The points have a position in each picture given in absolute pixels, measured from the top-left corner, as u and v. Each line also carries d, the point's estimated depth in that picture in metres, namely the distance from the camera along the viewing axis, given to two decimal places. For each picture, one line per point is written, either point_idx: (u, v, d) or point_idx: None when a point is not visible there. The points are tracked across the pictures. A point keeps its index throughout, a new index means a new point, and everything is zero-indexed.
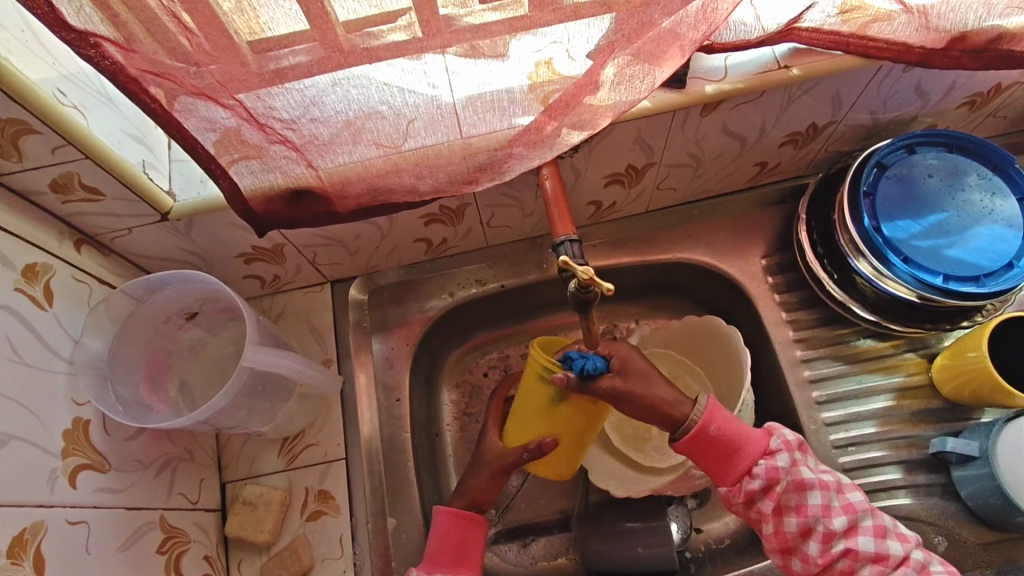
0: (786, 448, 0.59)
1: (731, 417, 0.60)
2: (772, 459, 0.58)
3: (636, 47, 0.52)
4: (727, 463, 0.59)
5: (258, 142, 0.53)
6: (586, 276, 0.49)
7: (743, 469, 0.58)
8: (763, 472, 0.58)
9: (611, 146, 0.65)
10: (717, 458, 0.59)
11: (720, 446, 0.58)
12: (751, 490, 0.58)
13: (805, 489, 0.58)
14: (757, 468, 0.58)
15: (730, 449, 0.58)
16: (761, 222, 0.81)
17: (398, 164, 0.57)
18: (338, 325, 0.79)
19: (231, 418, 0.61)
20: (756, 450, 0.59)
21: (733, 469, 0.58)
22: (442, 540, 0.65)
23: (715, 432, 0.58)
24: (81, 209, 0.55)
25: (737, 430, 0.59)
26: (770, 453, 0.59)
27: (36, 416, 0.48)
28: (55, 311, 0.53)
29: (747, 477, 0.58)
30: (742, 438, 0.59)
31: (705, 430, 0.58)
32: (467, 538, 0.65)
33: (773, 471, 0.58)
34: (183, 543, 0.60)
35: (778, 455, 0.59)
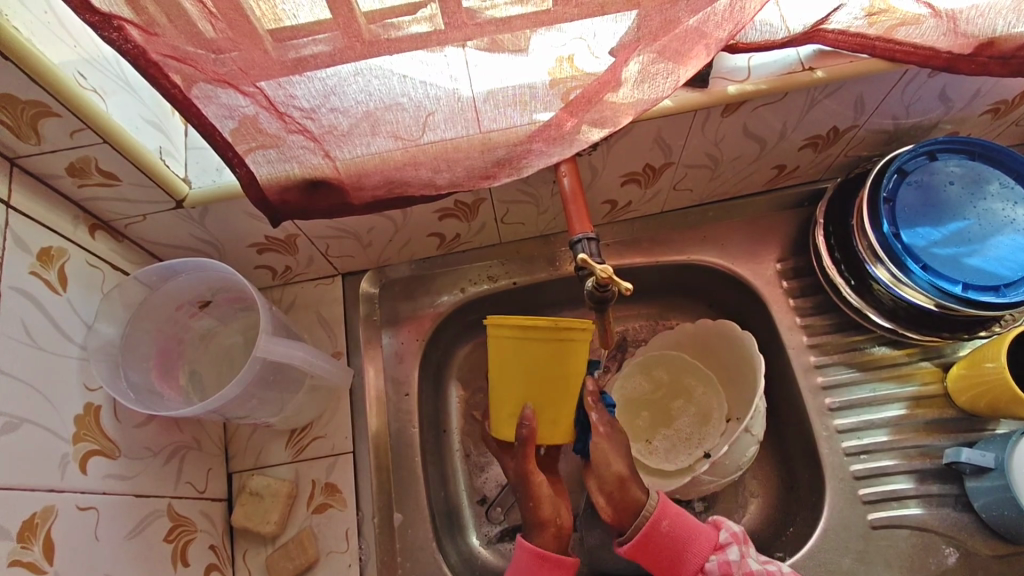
0: (735, 541, 0.61)
1: (683, 512, 0.63)
2: (723, 553, 0.60)
3: (662, 44, 0.51)
4: (680, 557, 0.60)
5: (276, 130, 0.52)
6: (605, 274, 0.49)
7: (696, 564, 0.60)
8: (715, 567, 0.59)
9: (629, 146, 0.64)
10: (668, 558, 0.61)
11: (672, 541, 0.61)
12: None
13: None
14: (709, 563, 0.60)
15: (681, 545, 0.61)
16: (776, 225, 0.80)
17: (416, 157, 0.56)
18: (348, 317, 0.79)
19: (241, 408, 0.61)
20: (706, 545, 0.60)
21: (686, 566, 0.60)
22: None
23: (666, 526, 0.61)
24: (95, 194, 0.55)
25: (686, 522, 0.62)
26: (719, 547, 0.61)
27: (49, 400, 0.48)
28: (69, 295, 0.53)
29: (701, 574, 0.60)
30: (693, 532, 0.61)
31: (656, 526, 0.61)
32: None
33: (724, 565, 0.59)
34: (190, 532, 0.60)
35: (728, 548, 0.60)
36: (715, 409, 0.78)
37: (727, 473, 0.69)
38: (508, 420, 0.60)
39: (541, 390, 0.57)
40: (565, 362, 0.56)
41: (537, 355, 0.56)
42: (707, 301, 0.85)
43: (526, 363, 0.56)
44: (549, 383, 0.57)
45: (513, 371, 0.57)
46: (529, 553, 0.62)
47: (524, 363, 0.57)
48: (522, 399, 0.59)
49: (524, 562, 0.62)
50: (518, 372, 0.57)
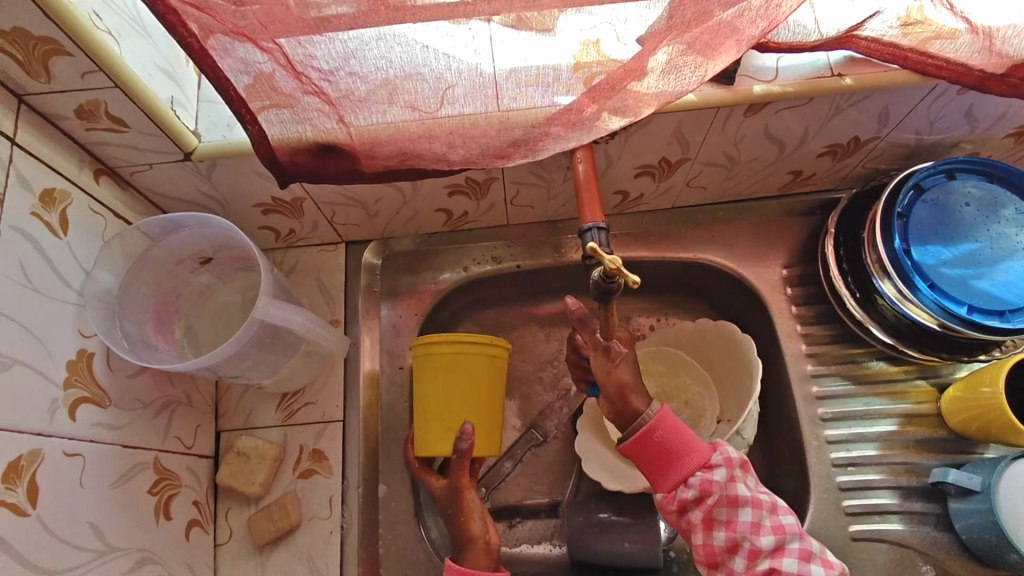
0: (726, 464, 0.57)
1: (682, 426, 0.58)
2: (709, 471, 0.56)
3: (692, 36, 0.51)
4: (668, 467, 0.57)
5: (291, 90, 0.51)
6: (614, 265, 0.47)
7: (680, 476, 0.57)
8: (698, 483, 0.56)
9: (648, 138, 0.63)
10: (657, 463, 0.58)
11: (663, 451, 0.57)
12: (684, 499, 0.56)
13: (737, 505, 0.55)
14: (693, 478, 0.56)
15: (673, 456, 0.57)
16: (786, 231, 0.80)
17: (432, 130, 0.55)
18: (349, 286, 0.78)
19: (234, 367, 0.61)
20: (696, 461, 0.57)
21: (671, 475, 0.57)
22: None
23: (659, 437, 0.57)
24: (103, 139, 0.54)
25: (683, 436, 0.58)
26: (708, 467, 0.57)
27: (42, 343, 0.47)
28: (69, 240, 0.51)
29: (683, 485, 0.56)
30: (687, 447, 0.57)
31: (650, 433, 0.57)
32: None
33: (707, 483, 0.56)
34: (174, 487, 0.60)
35: (717, 469, 0.56)
36: (706, 411, 0.78)
37: None
38: (446, 436, 0.64)
39: (471, 404, 0.64)
40: (485, 376, 0.65)
41: (464, 373, 0.64)
42: (709, 301, 0.85)
43: (451, 378, 0.64)
44: (475, 395, 0.65)
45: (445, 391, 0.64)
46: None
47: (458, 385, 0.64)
48: (456, 417, 0.64)
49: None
50: (443, 395, 0.64)
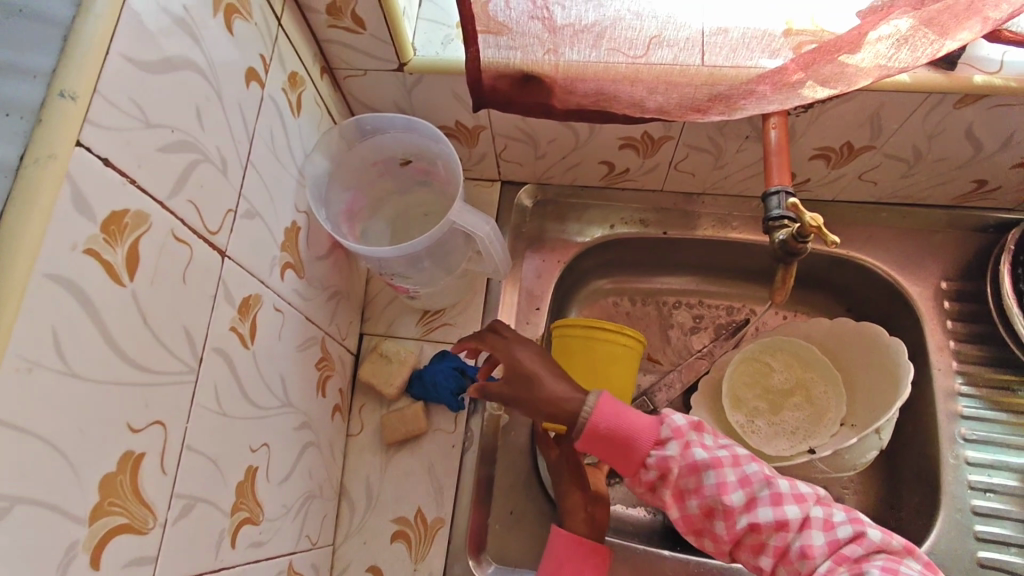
0: (676, 437, 0.55)
1: (622, 408, 0.56)
2: (662, 450, 0.55)
3: (923, 12, 0.51)
4: (622, 455, 0.55)
5: (520, 13, 0.55)
6: (814, 224, 0.51)
7: (640, 460, 0.55)
8: (654, 463, 0.54)
9: (841, 118, 0.62)
10: (614, 454, 0.55)
11: (612, 443, 0.55)
12: (648, 481, 0.55)
13: (700, 471, 0.54)
14: (648, 459, 0.55)
15: (623, 445, 0.55)
16: (950, 245, 0.77)
17: (638, 73, 0.57)
18: (498, 224, 0.81)
19: (405, 269, 0.65)
20: (642, 443, 0.55)
21: (629, 462, 0.55)
22: (560, 564, 0.62)
23: (602, 430, 0.55)
24: (336, 37, 0.58)
25: (627, 421, 0.55)
26: (659, 443, 0.55)
27: (274, 206, 0.51)
28: (299, 122, 0.56)
29: (642, 468, 0.55)
30: (631, 432, 0.55)
31: (593, 428, 0.55)
32: (588, 568, 0.62)
33: (664, 461, 0.54)
34: (329, 369, 0.65)
35: (668, 444, 0.55)
36: (832, 413, 0.76)
37: (839, 468, 0.69)
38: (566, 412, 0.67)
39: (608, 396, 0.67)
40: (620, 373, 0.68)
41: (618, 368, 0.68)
42: (849, 303, 0.83)
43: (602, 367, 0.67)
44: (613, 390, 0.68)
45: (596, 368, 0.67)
46: (566, 538, 0.63)
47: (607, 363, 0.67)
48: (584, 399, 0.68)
49: (563, 548, 0.63)
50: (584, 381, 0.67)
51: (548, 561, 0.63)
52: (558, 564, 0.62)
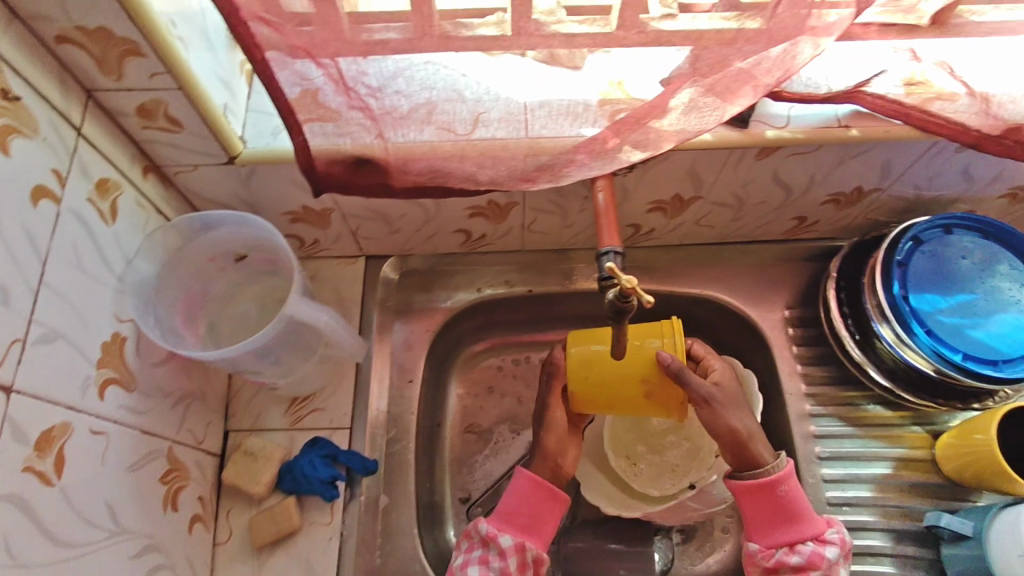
0: (840, 544, 0.61)
1: (802, 491, 0.63)
2: (822, 546, 0.61)
3: (710, 81, 0.54)
4: (778, 525, 0.62)
5: (337, 104, 0.55)
6: (629, 285, 0.50)
7: (787, 541, 0.62)
8: (807, 552, 0.61)
9: (664, 174, 0.67)
10: (770, 519, 0.63)
11: (783, 511, 0.62)
12: (782, 561, 0.61)
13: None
14: (802, 546, 0.61)
15: (792, 519, 0.62)
16: (789, 275, 0.83)
17: (464, 151, 0.58)
18: (365, 299, 0.81)
19: (252, 363, 0.63)
20: (808, 531, 0.62)
21: (777, 536, 0.62)
22: (519, 500, 0.66)
23: (781, 493, 0.62)
24: (155, 138, 0.57)
25: (802, 504, 0.62)
26: (821, 540, 0.61)
27: (83, 321, 0.49)
28: (116, 228, 0.54)
29: (788, 549, 0.61)
30: (804, 513, 0.62)
31: (775, 488, 0.62)
32: (542, 509, 0.66)
33: (817, 555, 0.60)
34: (183, 479, 0.62)
35: (829, 545, 0.61)
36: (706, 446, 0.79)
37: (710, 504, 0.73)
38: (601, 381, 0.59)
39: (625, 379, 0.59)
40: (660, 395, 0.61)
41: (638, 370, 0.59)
42: (712, 338, 0.87)
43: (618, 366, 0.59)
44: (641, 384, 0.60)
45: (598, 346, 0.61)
46: (528, 480, 0.67)
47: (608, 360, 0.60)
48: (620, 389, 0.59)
49: (523, 487, 0.67)
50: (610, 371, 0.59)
51: (508, 498, 0.67)
52: (513, 503, 0.66)
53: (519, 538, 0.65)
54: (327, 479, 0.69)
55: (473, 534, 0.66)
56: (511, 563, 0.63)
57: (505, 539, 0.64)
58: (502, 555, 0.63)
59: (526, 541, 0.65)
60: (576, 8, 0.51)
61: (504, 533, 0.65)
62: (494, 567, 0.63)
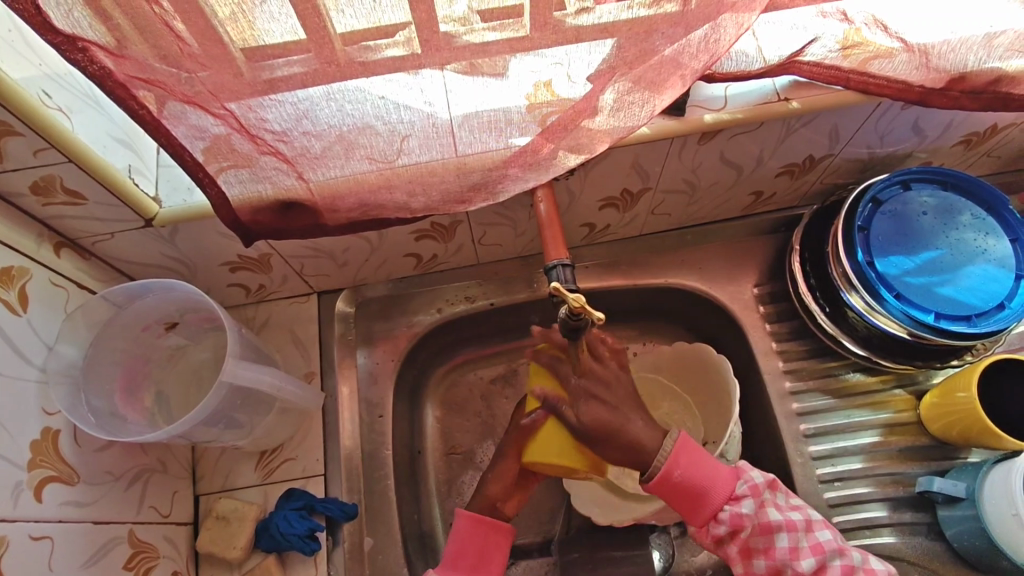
0: (752, 494, 0.59)
1: (696, 458, 0.59)
2: (736, 506, 0.58)
3: (637, 73, 0.50)
4: (693, 508, 0.58)
5: (248, 151, 0.51)
6: (577, 303, 0.46)
7: (709, 514, 0.58)
8: (728, 518, 0.58)
9: (607, 171, 0.64)
10: (683, 503, 0.59)
11: (686, 491, 0.58)
12: (718, 533, 0.59)
13: (772, 531, 0.58)
14: (723, 514, 0.58)
15: (697, 494, 0.58)
16: (755, 250, 0.81)
17: (390, 180, 0.55)
18: (323, 336, 0.77)
19: (205, 432, 0.60)
20: (721, 495, 0.58)
21: (700, 514, 0.58)
22: (462, 545, 0.63)
23: (680, 477, 0.58)
24: (62, 213, 0.54)
25: (702, 474, 0.58)
26: (736, 498, 0.59)
27: (5, 426, 0.48)
28: (29, 316, 0.52)
29: (714, 521, 0.59)
30: (707, 484, 0.58)
31: (669, 478, 0.58)
32: (488, 547, 0.63)
33: (737, 517, 0.58)
34: (152, 559, 0.59)
35: (744, 501, 0.59)
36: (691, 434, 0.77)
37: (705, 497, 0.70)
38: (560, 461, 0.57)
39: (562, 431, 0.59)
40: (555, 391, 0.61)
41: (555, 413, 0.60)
42: (686, 323, 0.85)
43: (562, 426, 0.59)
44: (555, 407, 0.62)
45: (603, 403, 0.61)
46: (467, 520, 0.64)
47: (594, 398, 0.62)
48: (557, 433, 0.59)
49: (464, 531, 0.64)
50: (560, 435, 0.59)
51: (451, 547, 0.64)
52: (458, 547, 0.63)
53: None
54: (306, 533, 0.65)
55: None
56: None
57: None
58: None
59: None
60: (489, 12, 0.44)
61: None
62: None
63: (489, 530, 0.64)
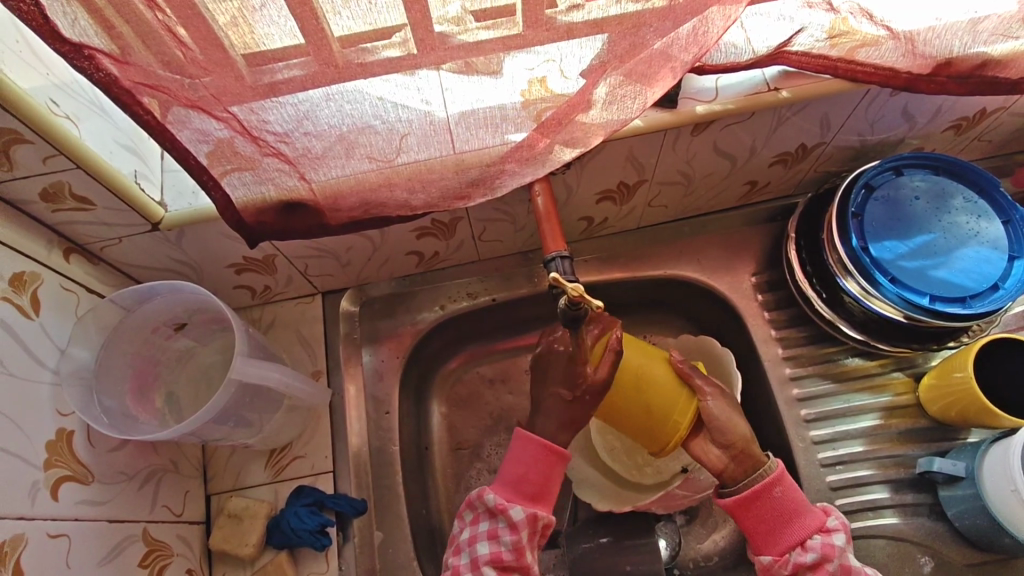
0: (842, 529, 0.59)
1: (796, 488, 0.61)
2: (828, 536, 0.58)
3: (628, 67, 0.52)
4: (782, 527, 0.59)
5: (251, 153, 0.53)
6: (576, 293, 0.47)
7: (797, 540, 0.58)
8: (817, 546, 0.57)
9: (603, 164, 0.65)
10: (772, 522, 0.59)
11: (782, 509, 0.59)
12: (799, 563, 0.57)
13: (852, 574, 0.57)
14: (812, 541, 0.58)
15: (790, 515, 0.59)
16: (751, 239, 0.82)
17: (391, 178, 0.56)
18: (329, 336, 0.79)
19: (216, 430, 0.61)
20: (812, 524, 0.59)
21: (787, 539, 0.59)
22: (526, 469, 0.61)
23: (778, 494, 0.59)
24: (71, 219, 0.55)
25: (799, 500, 0.60)
26: (826, 531, 0.59)
27: (20, 426, 0.49)
28: (42, 320, 0.54)
29: (799, 549, 0.58)
30: (801, 511, 0.59)
31: (771, 489, 0.59)
32: (552, 475, 0.61)
33: (827, 547, 0.57)
34: (166, 556, 0.60)
35: (835, 533, 0.58)
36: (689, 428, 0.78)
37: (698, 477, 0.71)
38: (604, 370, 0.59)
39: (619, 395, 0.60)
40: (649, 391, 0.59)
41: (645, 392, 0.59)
42: (686, 314, 0.86)
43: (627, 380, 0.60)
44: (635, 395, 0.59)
45: (660, 420, 0.58)
46: (538, 446, 0.61)
47: (661, 392, 0.58)
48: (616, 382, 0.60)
49: (530, 455, 0.61)
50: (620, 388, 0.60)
51: (512, 467, 0.61)
52: (522, 471, 0.61)
53: (531, 508, 0.60)
54: (316, 528, 0.66)
55: (478, 505, 0.62)
56: (523, 537, 0.59)
57: (516, 512, 0.59)
58: (514, 529, 0.59)
59: (537, 510, 0.60)
60: (482, 12, 0.45)
61: (514, 503, 0.60)
62: (506, 543, 0.59)
63: (555, 461, 0.61)
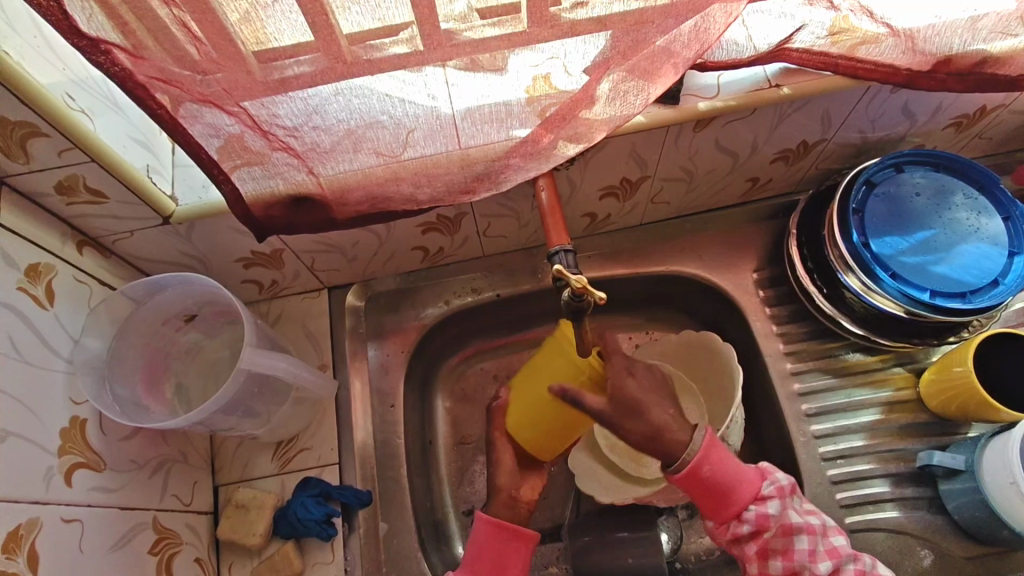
0: (777, 495, 0.61)
1: (724, 458, 0.60)
2: (762, 505, 0.60)
3: (632, 63, 0.52)
4: (719, 501, 0.59)
5: (260, 148, 0.54)
6: (580, 284, 0.48)
7: (734, 511, 0.60)
8: (752, 518, 0.60)
9: (606, 160, 0.66)
10: (709, 498, 0.59)
11: (716, 487, 0.59)
12: (738, 532, 0.60)
13: (793, 534, 0.60)
14: (748, 513, 0.60)
15: (725, 490, 0.59)
16: (753, 236, 0.83)
17: (398, 172, 0.57)
18: (335, 330, 0.80)
19: (225, 420, 0.62)
20: (746, 497, 0.60)
21: (724, 508, 0.60)
22: (482, 549, 0.66)
23: (708, 472, 0.58)
24: (84, 212, 0.56)
25: (732, 472, 0.59)
26: (760, 499, 0.60)
27: (35, 414, 0.50)
28: (56, 311, 0.55)
29: (736, 520, 0.60)
30: (735, 483, 0.59)
31: (700, 472, 0.58)
32: (508, 554, 0.65)
33: (762, 517, 0.60)
34: (175, 544, 0.61)
35: (769, 502, 0.60)
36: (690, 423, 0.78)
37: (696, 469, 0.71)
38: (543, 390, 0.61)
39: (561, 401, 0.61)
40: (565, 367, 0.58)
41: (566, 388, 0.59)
42: (688, 310, 0.87)
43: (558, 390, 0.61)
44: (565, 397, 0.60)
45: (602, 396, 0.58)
46: (487, 524, 0.66)
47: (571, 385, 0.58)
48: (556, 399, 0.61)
49: (483, 534, 0.66)
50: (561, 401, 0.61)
51: (470, 547, 0.66)
52: (477, 551, 0.66)
53: None
54: (322, 518, 0.67)
55: None
56: None
57: None
58: None
59: None
60: (487, 9, 0.46)
61: None
62: None
63: (508, 536, 0.66)
